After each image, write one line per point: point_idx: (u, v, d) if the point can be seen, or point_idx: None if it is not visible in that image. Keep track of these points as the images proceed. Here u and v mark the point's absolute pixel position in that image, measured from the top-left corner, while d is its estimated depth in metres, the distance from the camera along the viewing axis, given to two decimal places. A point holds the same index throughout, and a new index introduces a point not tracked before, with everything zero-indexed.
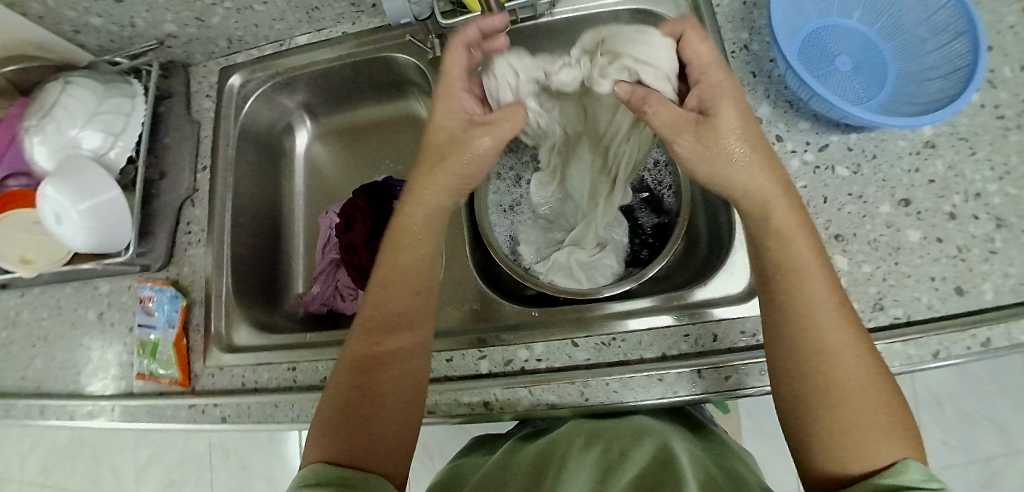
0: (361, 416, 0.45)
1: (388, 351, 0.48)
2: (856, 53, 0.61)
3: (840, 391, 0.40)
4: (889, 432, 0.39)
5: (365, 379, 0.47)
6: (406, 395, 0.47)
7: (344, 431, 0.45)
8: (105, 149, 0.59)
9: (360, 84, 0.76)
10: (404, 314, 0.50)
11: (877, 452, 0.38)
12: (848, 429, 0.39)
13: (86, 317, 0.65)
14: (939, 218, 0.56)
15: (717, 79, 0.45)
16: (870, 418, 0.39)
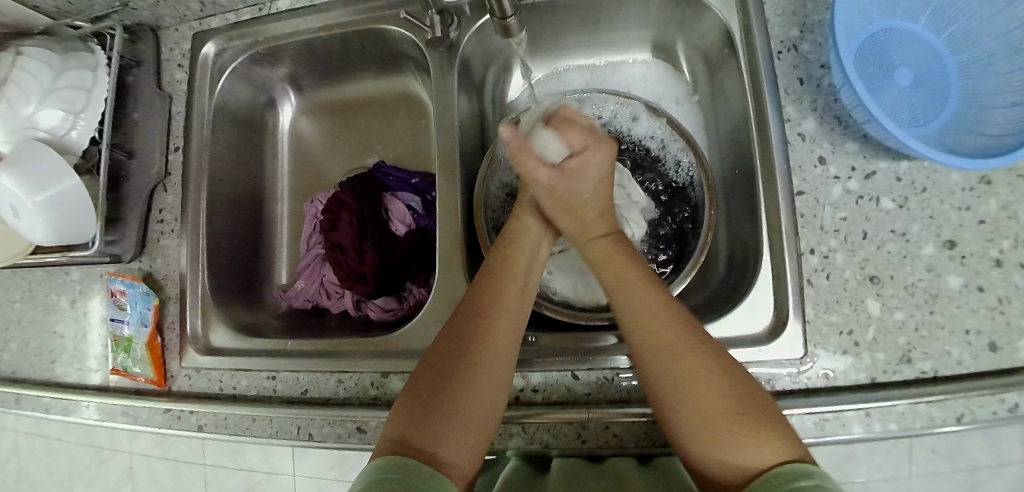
0: (442, 410, 0.40)
1: (484, 342, 0.43)
2: (918, 66, 0.54)
3: (686, 389, 0.39)
4: (754, 430, 0.37)
5: (449, 367, 0.42)
6: (490, 398, 0.41)
7: (421, 418, 0.39)
8: (64, 130, 0.54)
9: (353, 56, 0.68)
10: (508, 317, 0.45)
11: (751, 449, 0.36)
12: (729, 425, 0.37)
13: (58, 304, 0.62)
14: (984, 264, 0.50)
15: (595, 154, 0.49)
16: (723, 412, 0.38)
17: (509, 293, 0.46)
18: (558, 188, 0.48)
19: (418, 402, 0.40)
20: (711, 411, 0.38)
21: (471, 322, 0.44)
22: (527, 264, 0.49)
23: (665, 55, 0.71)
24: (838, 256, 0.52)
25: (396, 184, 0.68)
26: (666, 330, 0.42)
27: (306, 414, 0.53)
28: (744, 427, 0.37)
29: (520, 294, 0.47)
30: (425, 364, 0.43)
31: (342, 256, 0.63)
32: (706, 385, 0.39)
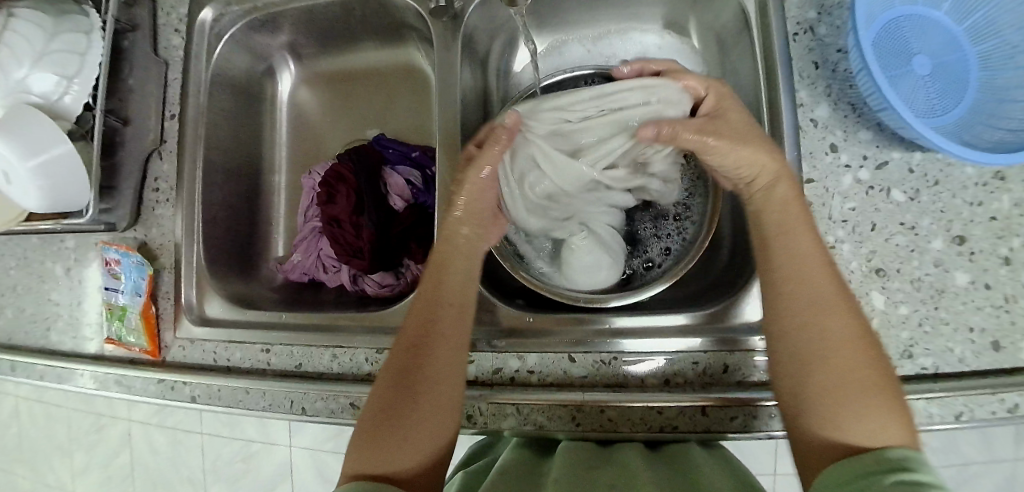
0: (397, 425, 0.40)
1: (426, 364, 0.43)
2: (939, 53, 0.52)
3: (825, 341, 0.37)
4: (882, 414, 0.34)
5: (393, 393, 0.42)
6: (438, 416, 0.42)
7: (372, 446, 0.39)
8: (58, 95, 0.53)
9: (355, 25, 0.66)
10: (450, 311, 0.46)
11: (870, 433, 0.34)
12: (857, 381, 0.36)
13: (53, 272, 0.61)
14: (992, 262, 0.49)
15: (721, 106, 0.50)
16: (856, 375, 0.36)
17: (445, 316, 0.45)
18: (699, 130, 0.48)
19: (363, 435, 0.40)
20: (853, 375, 0.36)
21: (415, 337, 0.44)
22: (458, 280, 0.48)
23: (677, 35, 0.68)
24: (845, 246, 0.51)
25: (395, 157, 0.66)
26: (820, 296, 0.39)
27: (298, 388, 0.53)
28: (875, 412, 0.34)
29: (460, 311, 0.46)
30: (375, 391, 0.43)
31: (338, 230, 0.62)
32: (841, 351, 0.37)
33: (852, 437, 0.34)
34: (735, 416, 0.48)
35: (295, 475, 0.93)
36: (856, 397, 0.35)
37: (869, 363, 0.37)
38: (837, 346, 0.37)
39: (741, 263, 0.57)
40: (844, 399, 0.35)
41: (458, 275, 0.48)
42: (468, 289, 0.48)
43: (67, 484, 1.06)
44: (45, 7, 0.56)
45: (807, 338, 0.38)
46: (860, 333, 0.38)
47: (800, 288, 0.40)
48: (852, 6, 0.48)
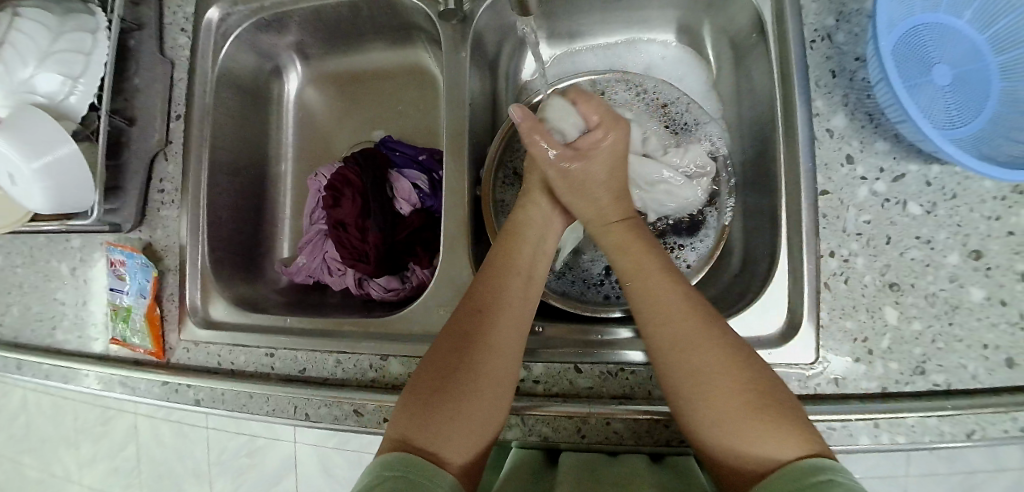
0: (449, 400, 0.41)
1: (487, 339, 0.44)
2: (959, 62, 0.51)
3: (688, 361, 0.41)
4: (769, 434, 0.36)
5: (452, 363, 0.43)
6: (495, 394, 0.43)
7: (423, 421, 0.40)
8: (63, 94, 0.52)
9: (363, 25, 0.66)
10: (507, 297, 0.47)
11: (761, 449, 0.36)
12: (749, 411, 0.38)
13: (58, 271, 0.60)
14: (1009, 277, 0.48)
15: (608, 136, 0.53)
16: (731, 394, 0.38)
17: (514, 310, 0.47)
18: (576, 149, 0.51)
19: (422, 401, 0.41)
20: (709, 390, 0.39)
21: (474, 317, 0.45)
22: (529, 256, 0.50)
23: (689, 40, 0.67)
24: (859, 260, 0.50)
25: (402, 160, 0.66)
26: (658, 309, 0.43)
27: (301, 394, 0.52)
28: (760, 433, 0.36)
29: (526, 290, 0.48)
30: (426, 363, 0.44)
31: (345, 234, 0.62)
32: (728, 380, 0.39)
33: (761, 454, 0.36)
34: None
35: (299, 472, 0.94)
36: (748, 425, 0.37)
37: (770, 386, 0.39)
38: (713, 368, 0.39)
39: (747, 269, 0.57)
40: (755, 420, 0.37)
41: (526, 259, 0.50)
42: (536, 267, 0.50)
43: (74, 475, 1.07)
44: (50, 5, 0.55)
45: (684, 363, 0.41)
46: (724, 349, 0.40)
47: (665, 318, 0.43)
48: (874, 13, 0.47)
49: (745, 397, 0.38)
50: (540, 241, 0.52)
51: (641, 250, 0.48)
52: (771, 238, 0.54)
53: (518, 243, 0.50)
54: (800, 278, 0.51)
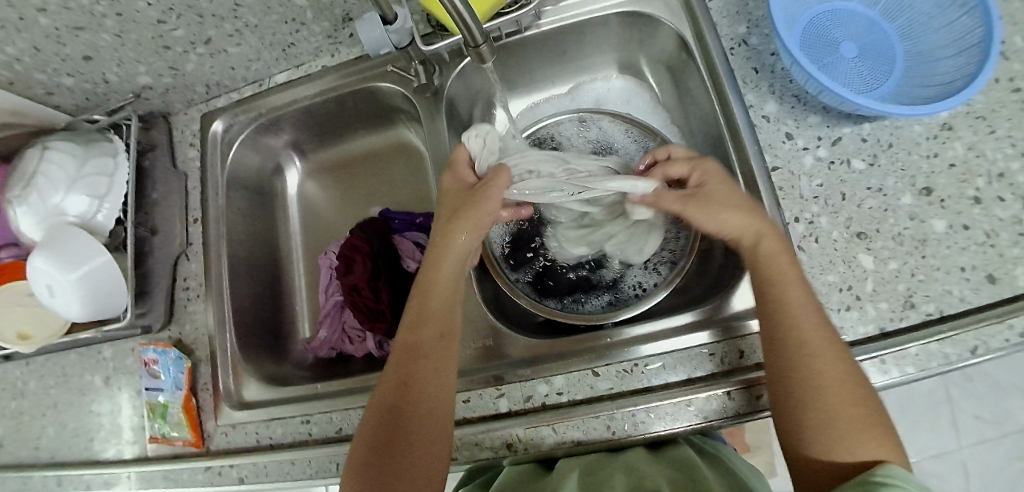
0: (389, 459, 0.46)
1: (412, 398, 0.48)
2: (862, 37, 0.59)
3: (823, 365, 0.42)
4: (875, 444, 0.40)
5: (386, 428, 0.47)
6: (433, 450, 0.46)
7: (366, 478, 0.45)
8: (92, 213, 0.57)
9: (347, 116, 0.74)
10: (424, 357, 0.50)
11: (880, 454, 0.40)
12: (854, 418, 0.41)
13: (93, 383, 0.62)
14: (964, 204, 0.53)
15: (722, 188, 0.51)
16: (855, 403, 0.41)
17: (425, 361, 0.49)
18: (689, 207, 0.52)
19: (363, 462, 0.46)
20: (847, 401, 0.41)
21: (398, 381, 0.49)
22: (441, 307, 0.52)
23: (632, 72, 0.76)
24: (823, 219, 0.54)
25: (402, 225, 0.72)
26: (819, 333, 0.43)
27: (341, 448, 0.53)
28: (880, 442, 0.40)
29: (439, 346, 0.51)
30: (366, 420, 0.49)
31: (357, 298, 0.65)
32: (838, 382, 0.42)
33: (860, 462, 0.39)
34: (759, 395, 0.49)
35: None
36: (867, 426, 0.40)
37: (864, 392, 0.42)
38: (829, 377, 0.42)
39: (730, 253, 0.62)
40: (857, 424, 0.40)
41: (438, 316, 0.52)
42: (450, 319, 0.52)
43: None
44: (73, 137, 0.60)
45: (808, 370, 0.42)
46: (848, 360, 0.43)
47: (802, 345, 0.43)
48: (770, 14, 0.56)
49: (860, 400, 0.41)
50: (454, 289, 0.54)
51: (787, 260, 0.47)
52: None
53: (433, 291, 0.53)
54: None
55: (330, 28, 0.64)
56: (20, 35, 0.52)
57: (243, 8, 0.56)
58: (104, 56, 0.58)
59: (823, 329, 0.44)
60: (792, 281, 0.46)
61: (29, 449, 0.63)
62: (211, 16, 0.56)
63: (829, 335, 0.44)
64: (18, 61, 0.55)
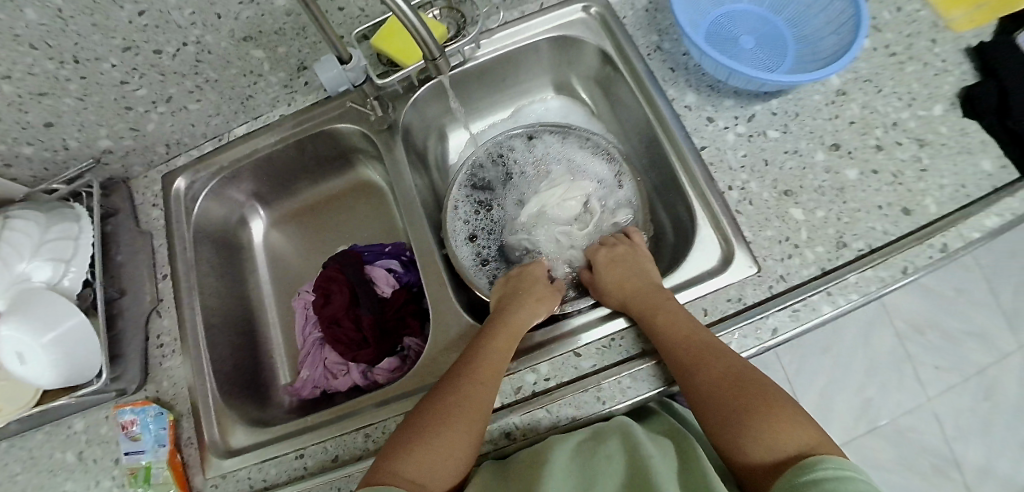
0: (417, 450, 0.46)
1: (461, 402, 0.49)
2: (756, 30, 0.68)
3: (711, 372, 0.47)
4: (789, 425, 0.42)
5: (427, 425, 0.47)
6: (455, 458, 0.46)
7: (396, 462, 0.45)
8: (58, 278, 0.56)
9: (307, 162, 0.77)
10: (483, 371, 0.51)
11: (788, 436, 0.42)
12: (753, 412, 0.44)
13: (65, 461, 0.59)
14: (869, 152, 0.61)
15: (621, 253, 0.63)
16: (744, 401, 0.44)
17: (482, 375, 0.51)
18: (616, 266, 0.61)
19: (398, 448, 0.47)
20: (742, 400, 0.45)
21: (447, 387, 0.50)
22: (511, 337, 0.55)
23: (567, 92, 0.82)
24: (752, 184, 0.60)
25: (372, 256, 0.73)
26: (693, 345, 0.49)
27: (339, 474, 0.52)
28: (780, 426, 0.42)
29: (498, 367, 0.52)
30: (411, 415, 0.50)
31: (339, 330, 0.66)
32: (721, 385, 0.46)
33: (764, 446, 0.42)
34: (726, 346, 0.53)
35: None
36: (765, 418, 0.43)
37: (760, 384, 0.46)
38: (718, 381, 0.46)
39: (680, 233, 0.66)
40: (758, 415, 0.43)
41: (506, 342, 0.54)
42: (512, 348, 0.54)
43: None
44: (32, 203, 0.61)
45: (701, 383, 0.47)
46: (738, 363, 0.47)
47: (697, 356, 0.48)
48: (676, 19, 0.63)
49: (750, 392, 0.45)
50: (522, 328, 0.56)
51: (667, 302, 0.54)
52: (682, 199, 0.64)
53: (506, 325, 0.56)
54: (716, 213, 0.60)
55: (287, 76, 0.68)
56: None
57: (204, 63, 0.61)
58: (65, 120, 0.59)
59: (707, 339, 0.49)
60: (676, 310, 0.53)
61: None
62: (173, 73, 0.60)
63: (715, 345, 0.49)
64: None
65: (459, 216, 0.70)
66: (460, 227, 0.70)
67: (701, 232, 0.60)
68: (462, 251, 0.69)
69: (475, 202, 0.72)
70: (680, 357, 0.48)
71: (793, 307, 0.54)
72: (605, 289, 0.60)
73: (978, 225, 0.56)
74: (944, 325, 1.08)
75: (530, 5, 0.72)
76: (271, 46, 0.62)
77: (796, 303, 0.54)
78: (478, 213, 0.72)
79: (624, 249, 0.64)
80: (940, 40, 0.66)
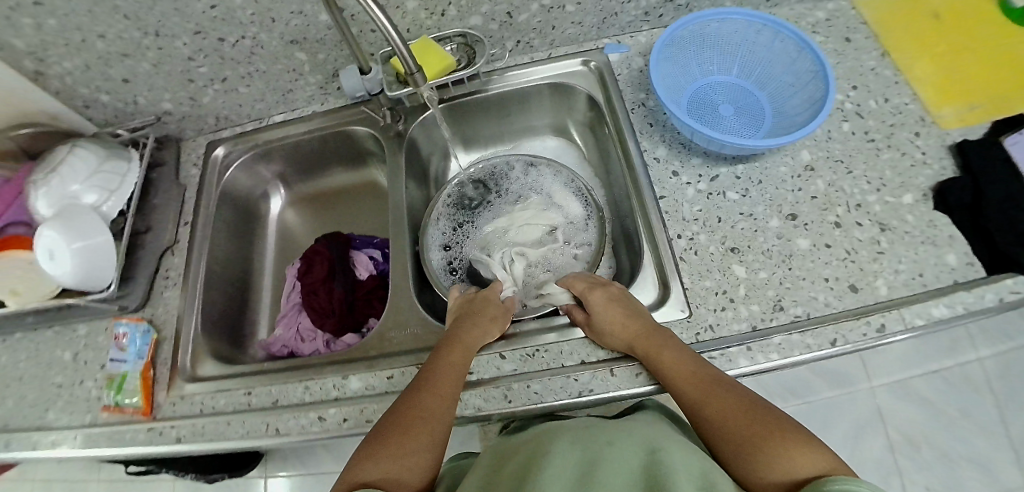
0: (383, 450, 0.46)
1: (422, 404, 0.50)
2: (738, 101, 0.73)
3: (716, 404, 0.47)
4: (803, 448, 0.41)
5: (398, 426, 0.48)
6: (422, 459, 0.47)
7: (367, 463, 0.45)
8: (101, 203, 0.68)
9: (327, 155, 0.88)
10: (439, 375, 0.53)
11: (804, 461, 0.40)
12: (769, 438, 0.42)
13: (62, 359, 0.68)
14: (826, 227, 0.63)
15: (610, 287, 0.60)
16: (756, 429, 0.44)
17: (439, 378, 0.52)
18: (612, 302, 0.58)
19: (368, 447, 0.47)
20: (754, 427, 0.44)
21: (411, 392, 0.51)
22: (467, 345, 0.57)
23: (564, 135, 0.89)
24: (701, 236, 0.64)
25: (362, 242, 0.81)
26: (699, 380, 0.49)
27: (271, 413, 0.58)
28: (796, 449, 0.41)
29: (453, 371, 0.54)
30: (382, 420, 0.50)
31: (314, 298, 0.75)
32: (731, 418, 0.45)
33: (782, 471, 0.40)
34: (639, 373, 0.55)
35: None
36: (779, 443, 0.42)
37: (766, 413, 0.45)
38: (726, 413, 0.46)
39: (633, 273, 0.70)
40: (772, 442, 0.42)
41: (462, 350, 0.56)
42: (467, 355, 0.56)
43: None
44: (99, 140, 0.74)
45: (711, 417, 0.47)
46: (745, 396, 0.47)
47: (704, 389, 0.48)
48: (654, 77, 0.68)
49: (759, 421, 0.44)
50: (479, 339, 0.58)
51: (667, 341, 0.53)
52: (639, 245, 0.68)
53: (463, 335, 0.58)
54: (661, 254, 0.64)
55: (322, 80, 0.80)
56: (80, 54, 0.67)
57: (257, 55, 0.73)
58: (139, 79, 0.73)
59: (710, 374, 0.50)
60: (675, 348, 0.52)
61: None
62: (230, 59, 0.73)
63: (719, 380, 0.49)
64: (70, 76, 0.70)
65: (436, 224, 0.77)
66: (437, 232, 0.77)
67: (644, 273, 0.65)
68: (433, 253, 0.75)
69: (454, 215, 0.79)
70: (689, 392, 0.49)
71: (710, 355, 0.55)
72: (597, 325, 0.57)
73: (923, 312, 0.56)
74: (941, 444, 1.05)
75: (540, 53, 0.82)
76: (311, 51, 0.74)
77: (713, 352, 0.55)
78: (454, 226, 0.78)
79: (614, 286, 0.61)
80: (924, 133, 0.67)
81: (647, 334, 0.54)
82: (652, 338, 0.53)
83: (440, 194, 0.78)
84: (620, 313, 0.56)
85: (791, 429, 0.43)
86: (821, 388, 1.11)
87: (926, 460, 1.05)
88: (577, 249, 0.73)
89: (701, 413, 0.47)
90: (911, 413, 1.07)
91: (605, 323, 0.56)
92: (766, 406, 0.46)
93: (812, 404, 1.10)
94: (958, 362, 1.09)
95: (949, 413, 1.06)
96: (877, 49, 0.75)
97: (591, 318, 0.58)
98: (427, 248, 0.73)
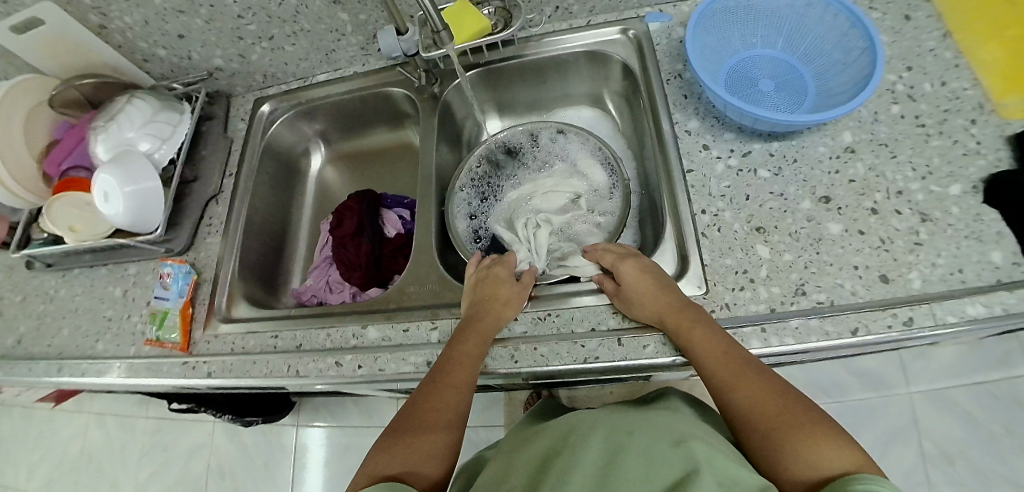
0: (406, 439, 0.48)
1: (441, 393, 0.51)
2: (780, 77, 0.70)
3: (743, 390, 0.47)
4: (830, 442, 0.41)
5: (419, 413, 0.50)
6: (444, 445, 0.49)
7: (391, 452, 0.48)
8: (153, 151, 0.73)
9: (365, 115, 0.90)
10: (455, 363, 0.53)
11: (831, 457, 0.40)
12: (796, 430, 0.43)
13: (113, 294, 0.75)
14: (860, 213, 0.60)
15: (637, 261, 0.59)
16: (783, 419, 0.44)
17: (456, 367, 0.53)
18: (641, 275, 0.57)
19: (392, 437, 0.49)
20: (780, 417, 0.44)
21: (431, 381, 0.53)
22: (483, 328, 0.56)
23: (599, 106, 0.88)
24: (726, 214, 0.62)
25: (392, 202, 0.84)
26: (727, 363, 0.48)
27: (294, 354, 0.62)
28: (823, 442, 0.41)
29: (470, 358, 0.54)
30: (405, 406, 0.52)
31: (341, 251, 0.77)
32: (759, 407, 0.45)
33: (809, 466, 0.41)
34: (647, 344, 0.55)
35: None
36: (805, 437, 0.42)
37: (793, 402, 0.45)
38: (752, 401, 0.46)
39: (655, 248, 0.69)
40: (798, 435, 0.42)
41: (477, 334, 0.56)
42: (483, 340, 0.56)
43: None
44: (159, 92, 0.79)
45: (737, 402, 0.47)
46: (773, 383, 0.47)
47: (731, 372, 0.48)
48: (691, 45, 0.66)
49: (788, 411, 0.44)
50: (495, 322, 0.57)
51: (695, 319, 0.52)
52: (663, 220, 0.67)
53: (478, 318, 0.57)
54: (684, 229, 0.63)
55: (363, 41, 0.81)
56: (140, 9, 0.72)
57: (301, 15, 0.75)
58: (193, 36, 0.77)
59: (737, 357, 0.49)
60: (705, 328, 0.51)
61: (43, 344, 0.74)
62: (277, 18, 0.75)
63: (747, 363, 0.48)
64: (132, 29, 0.75)
65: (462, 192, 0.77)
66: (461, 199, 0.77)
67: (664, 247, 0.64)
68: (459, 220, 0.76)
69: (479, 183, 0.79)
70: (715, 376, 0.48)
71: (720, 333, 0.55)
72: (627, 298, 0.56)
73: (956, 309, 0.53)
74: (976, 460, 0.99)
75: (579, 20, 0.80)
76: (353, 12, 0.75)
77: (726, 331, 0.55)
78: (480, 194, 0.78)
79: (642, 260, 0.59)
80: (981, 121, 0.62)
81: (677, 311, 0.53)
82: (683, 316, 0.52)
83: (465, 162, 0.78)
84: (650, 288, 0.55)
85: (818, 422, 0.43)
86: (847, 388, 1.07)
87: (959, 476, 0.99)
88: (602, 219, 0.72)
89: (727, 398, 0.48)
90: (944, 424, 1.02)
91: (634, 298, 0.55)
92: (794, 394, 0.46)
93: (836, 404, 1.06)
94: (1006, 376, 1.02)
95: (988, 428, 1.00)
96: (941, 28, 0.69)
97: (619, 290, 0.57)
98: (451, 213, 0.74)
